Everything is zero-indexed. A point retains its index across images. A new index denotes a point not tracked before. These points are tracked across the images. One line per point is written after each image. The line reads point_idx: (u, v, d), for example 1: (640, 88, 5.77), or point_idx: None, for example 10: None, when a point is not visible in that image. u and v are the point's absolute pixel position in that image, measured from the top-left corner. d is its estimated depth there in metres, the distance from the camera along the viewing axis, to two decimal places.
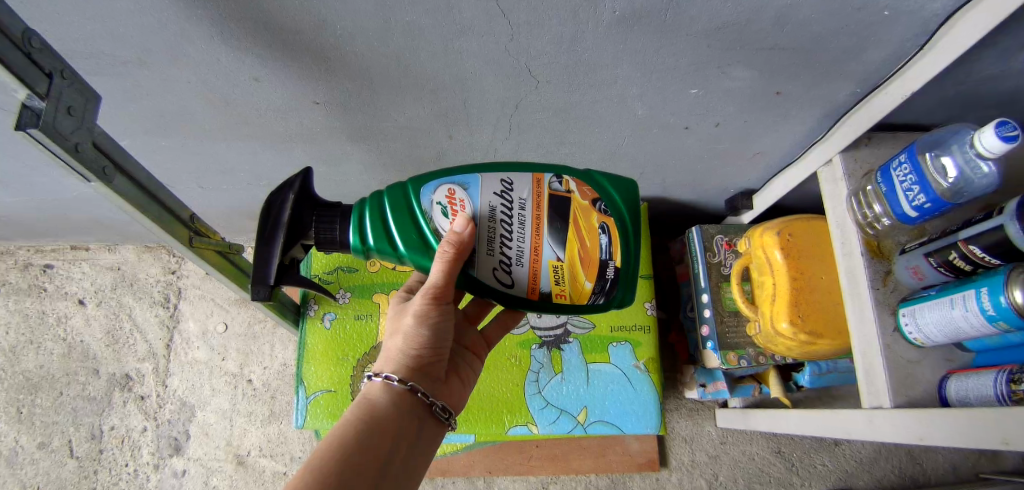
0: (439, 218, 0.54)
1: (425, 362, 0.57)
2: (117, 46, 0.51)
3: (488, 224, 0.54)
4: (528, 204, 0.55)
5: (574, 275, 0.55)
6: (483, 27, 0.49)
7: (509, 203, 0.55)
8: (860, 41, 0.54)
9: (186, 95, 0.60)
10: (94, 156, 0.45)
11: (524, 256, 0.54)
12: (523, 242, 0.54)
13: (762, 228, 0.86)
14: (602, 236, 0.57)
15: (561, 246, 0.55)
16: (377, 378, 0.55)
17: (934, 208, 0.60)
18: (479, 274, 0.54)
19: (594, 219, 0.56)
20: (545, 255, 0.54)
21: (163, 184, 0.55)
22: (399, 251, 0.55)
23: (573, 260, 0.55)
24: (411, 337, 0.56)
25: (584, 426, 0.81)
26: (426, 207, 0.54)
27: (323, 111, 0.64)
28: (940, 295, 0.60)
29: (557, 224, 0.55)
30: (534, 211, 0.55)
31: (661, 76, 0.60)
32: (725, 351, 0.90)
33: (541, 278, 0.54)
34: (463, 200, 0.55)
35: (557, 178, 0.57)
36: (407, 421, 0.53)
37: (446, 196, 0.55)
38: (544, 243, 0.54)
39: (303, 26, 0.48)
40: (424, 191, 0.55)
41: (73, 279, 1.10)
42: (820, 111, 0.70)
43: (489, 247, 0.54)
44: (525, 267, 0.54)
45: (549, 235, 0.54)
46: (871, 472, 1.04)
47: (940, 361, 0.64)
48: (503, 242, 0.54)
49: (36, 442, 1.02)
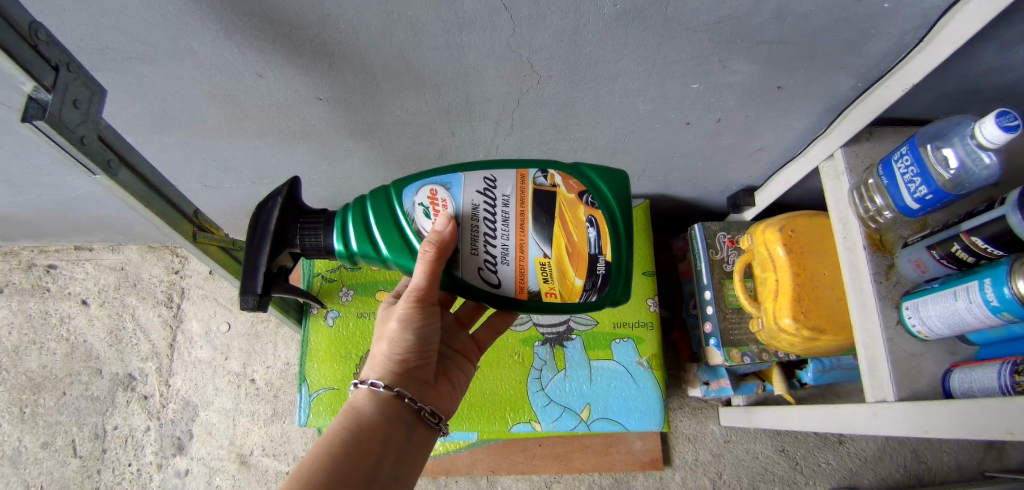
0: (422, 220, 0.55)
1: (411, 367, 0.56)
2: (124, 41, 0.51)
3: (470, 222, 0.54)
4: (511, 200, 0.55)
5: (564, 270, 0.55)
6: (485, 22, 0.50)
7: (492, 200, 0.55)
8: (859, 34, 0.54)
9: (190, 91, 0.61)
10: (98, 149, 0.46)
11: (509, 254, 0.55)
12: (507, 239, 0.55)
13: (764, 225, 0.87)
14: (590, 229, 0.57)
15: (547, 242, 0.55)
16: (363, 385, 0.54)
17: (936, 199, 0.60)
18: (464, 274, 0.54)
19: (581, 212, 0.56)
20: (531, 252, 0.55)
21: (171, 183, 0.56)
22: (384, 254, 0.55)
23: (561, 255, 0.55)
24: (396, 341, 0.55)
25: (587, 423, 0.80)
26: (409, 208, 0.55)
27: (326, 107, 0.65)
28: (943, 287, 0.60)
29: (542, 220, 0.55)
30: (518, 207, 0.55)
31: (662, 70, 0.60)
32: (728, 348, 0.90)
33: (529, 275, 0.55)
34: (445, 200, 0.55)
35: (542, 173, 0.57)
36: (394, 427, 0.53)
37: (428, 197, 0.55)
38: (530, 239, 0.55)
39: (306, 21, 0.48)
40: (407, 193, 0.55)
41: (77, 279, 1.10)
42: (821, 105, 0.70)
43: (473, 245, 0.54)
44: (512, 265, 0.55)
45: (534, 232, 0.55)
46: (874, 469, 1.04)
47: (945, 354, 0.64)
48: (487, 240, 0.54)
49: (39, 442, 1.02)
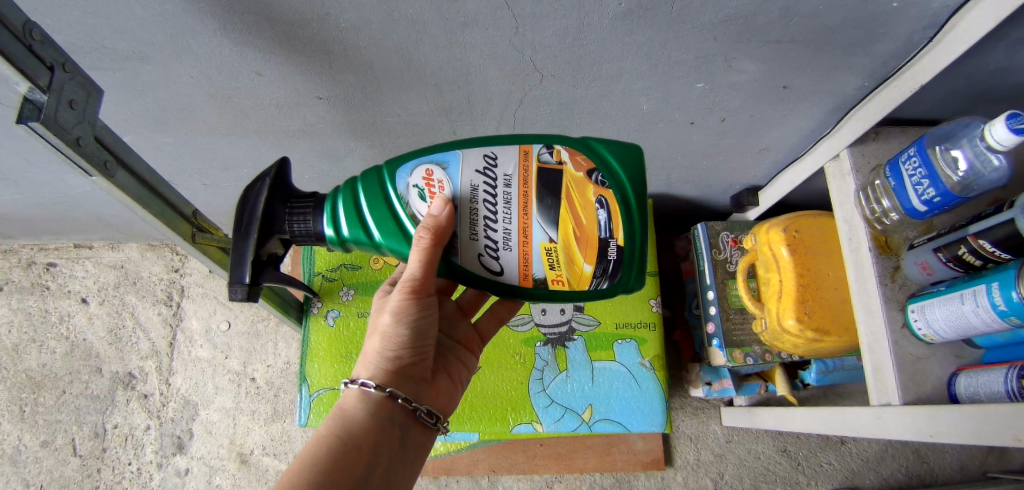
0: (416, 202, 0.54)
1: (406, 364, 0.56)
2: (121, 40, 0.50)
3: (469, 205, 0.53)
4: (513, 179, 0.54)
5: (571, 255, 0.54)
6: (487, 20, 0.49)
7: (492, 180, 0.54)
8: (867, 33, 0.54)
9: (189, 90, 0.60)
10: (95, 150, 0.45)
11: (512, 238, 0.53)
12: (509, 223, 0.53)
13: (768, 225, 0.87)
14: (600, 211, 0.56)
15: (552, 226, 0.54)
16: (354, 384, 0.54)
17: (944, 202, 0.59)
18: (463, 261, 0.54)
19: (590, 193, 0.55)
20: (536, 237, 0.54)
21: (167, 182, 0.56)
22: (376, 239, 0.54)
23: (568, 241, 0.54)
24: (389, 336, 0.55)
25: (589, 423, 0.80)
26: (403, 191, 0.54)
27: (327, 106, 0.64)
28: (950, 290, 0.59)
29: (548, 201, 0.54)
30: (520, 187, 0.54)
31: (667, 69, 0.59)
32: (731, 349, 0.89)
33: (533, 262, 0.54)
34: (442, 180, 0.54)
35: (547, 149, 0.56)
36: (386, 431, 0.52)
37: (423, 178, 0.54)
38: (533, 223, 0.54)
39: (306, 20, 0.48)
40: (401, 174, 0.54)
41: (77, 278, 1.09)
42: (827, 105, 0.69)
43: (472, 230, 0.53)
44: (514, 251, 0.54)
45: (538, 215, 0.54)
46: (876, 469, 1.03)
47: (950, 357, 0.64)
48: (488, 224, 0.53)
49: (38, 440, 1.02)
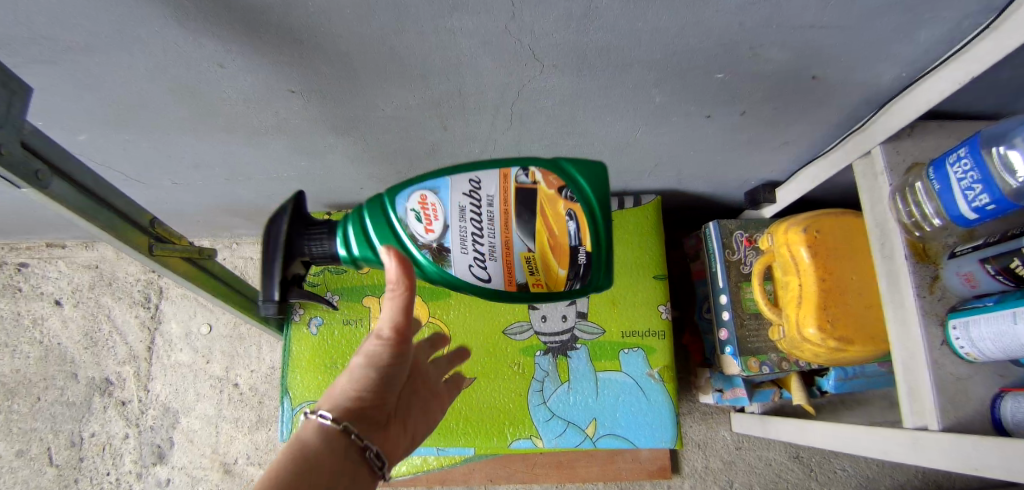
0: (416, 226, 0.48)
1: (366, 407, 0.44)
2: (55, 29, 0.43)
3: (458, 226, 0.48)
4: (496, 200, 0.49)
5: (545, 265, 0.49)
6: (478, 4, 0.42)
7: (478, 202, 0.49)
8: (922, 16, 0.46)
9: (143, 84, 0.53)
10: (25, 158, 0.39)
11: (496, 250, 0.49)
12: (493, 239, 0.49)
13: (786, 223, 0.79)
14: (570, 223, 0.49)
15: (530, 236, 0.49)
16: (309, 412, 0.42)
17: (998, 210, 0.52)
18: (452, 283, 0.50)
19: (559, 207, 0.49)
20: (515, 248, 0.49)
21: (122, 191, 0.50)
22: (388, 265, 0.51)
23: (543, 251, 0.49)
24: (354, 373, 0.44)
25: (593, 439, 0.75)
26: (401, 215, 0.49)
27: (300, 100, 0.57)
28: (998, 306, 0.53)
29: (525, 217, 0.49)
30: (503, 207, 0.49)
31: (686, 58, 0.52)
32: (745, 357, 0.82)
33: (514, 271, 0.49)
34: (436, 205, 0.48)
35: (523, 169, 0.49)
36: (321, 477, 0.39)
37: (419, 203, 0.49)
38: (513, 236, 0.49)
39: (266, 5, 0.40)
40: (400, 200, 0.49)
41: (50, 278, 1.04)
42: (863, 95, 0.62)
43: (461, 246, 0.48)
44: (498, 262, 0.49)
45: (516, 229, 0.49)
46: (893, 476, 0.99)
47: (994, 378, 0.58)
48: (474, 239, 0.49)
49: (14, 450, 0.98)
